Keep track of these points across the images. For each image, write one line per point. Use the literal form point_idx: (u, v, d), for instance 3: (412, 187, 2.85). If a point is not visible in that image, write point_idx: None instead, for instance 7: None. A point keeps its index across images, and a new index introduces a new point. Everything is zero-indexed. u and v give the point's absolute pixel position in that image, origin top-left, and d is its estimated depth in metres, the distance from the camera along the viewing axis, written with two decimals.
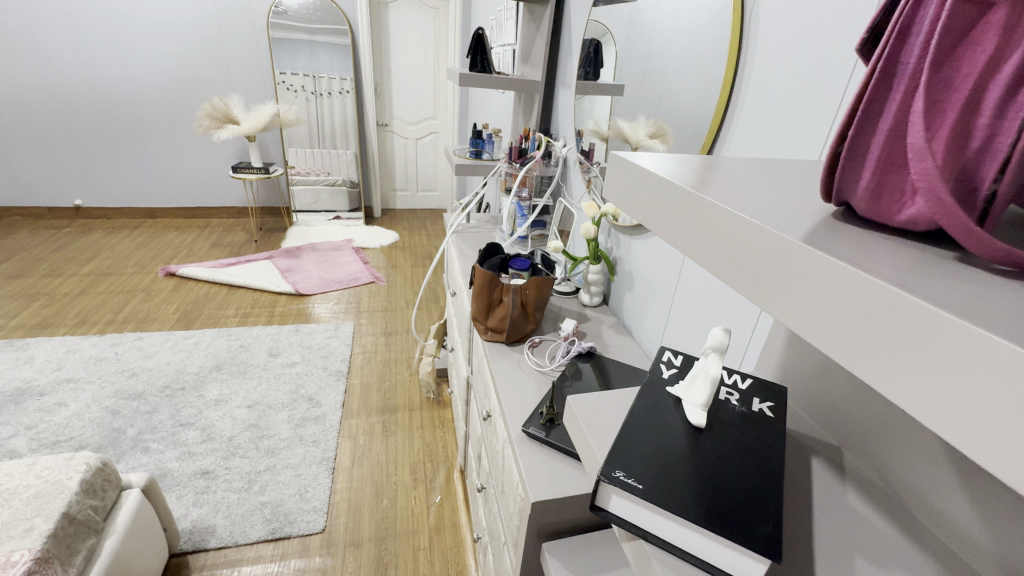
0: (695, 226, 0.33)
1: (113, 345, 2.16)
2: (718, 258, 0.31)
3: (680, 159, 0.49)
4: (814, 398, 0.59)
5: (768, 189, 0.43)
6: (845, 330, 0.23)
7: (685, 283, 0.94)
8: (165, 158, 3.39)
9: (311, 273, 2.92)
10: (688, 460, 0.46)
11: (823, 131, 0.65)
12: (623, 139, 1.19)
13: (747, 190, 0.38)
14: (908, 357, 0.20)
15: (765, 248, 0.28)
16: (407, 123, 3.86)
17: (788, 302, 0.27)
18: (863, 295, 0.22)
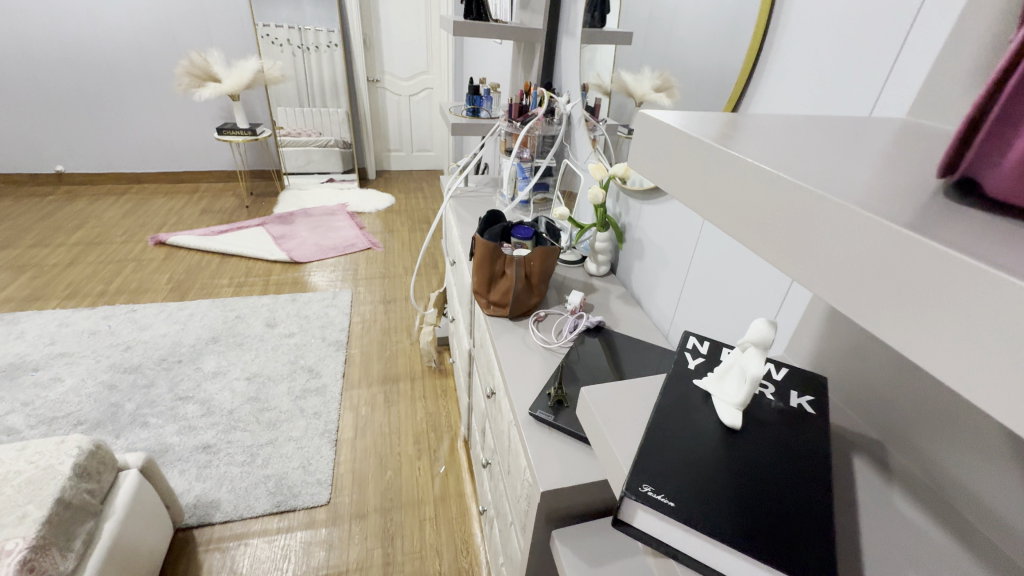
0: (698, 177, 0.29)
1: (106, 318, 2.11)
2: (753, 229, 0.26)
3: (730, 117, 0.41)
4: (854, 382, 0.54)
5: (812, 145, 0.37)
6: (923, 323, 0.18)
7: (703, 254, 0.87)
8: (147, 120, 3.23)
9: (305, 239, 2.83)
10: (721, 464, 0.41)
11: (877, 83, 0.56)
12: (626, 94, 1.09)
13: (771, 140, 0.33)
14: (933, 316, 0.18)
15: (776, 198, 0.25)
16: (399, 79, 3.66)
17: (842, 286, 0.21)
18: (887, 247, 0.19)
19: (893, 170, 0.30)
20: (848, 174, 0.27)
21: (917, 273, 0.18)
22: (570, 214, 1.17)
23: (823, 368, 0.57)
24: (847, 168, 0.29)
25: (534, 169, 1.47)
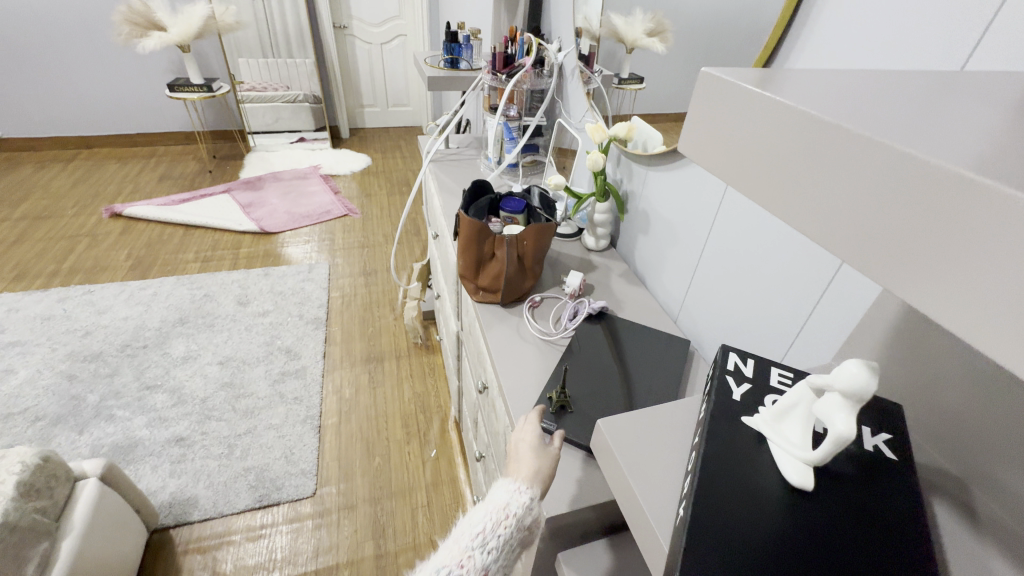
0: (718, 127, 0.27)
1: (60, 301, 1.94)
2: (767, 183, 0.25)
3: (853, 79, 0.30)
4: (932, 402, 0.44)
5: (887, 87, 0.30)
6: (933, 268, 0.17)
7: (721, 231, 0.76)
8: (89, 76, 2.91)
9: (276, 207, 2.64)
10: (792, 533, 0.32)
11: (973, 29, 0.43)
12: (617, 39, 0.95)
13: (827, 80, 0.29)
14: (957, 263, 0.16)
15: (793, 143, 0.23)
16: (369, 25, 3.33)
17: (850, 236, 0.21)
18: (923, 193, 0.18)
19: (975, 118, 0.26)
20: (909, 119, 0.23)
21: (949, 221, 0.17)
22: (566, 183, 1.04)
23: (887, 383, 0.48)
24: (908, 112, 0.25)
25: (522, 128, 1.32)
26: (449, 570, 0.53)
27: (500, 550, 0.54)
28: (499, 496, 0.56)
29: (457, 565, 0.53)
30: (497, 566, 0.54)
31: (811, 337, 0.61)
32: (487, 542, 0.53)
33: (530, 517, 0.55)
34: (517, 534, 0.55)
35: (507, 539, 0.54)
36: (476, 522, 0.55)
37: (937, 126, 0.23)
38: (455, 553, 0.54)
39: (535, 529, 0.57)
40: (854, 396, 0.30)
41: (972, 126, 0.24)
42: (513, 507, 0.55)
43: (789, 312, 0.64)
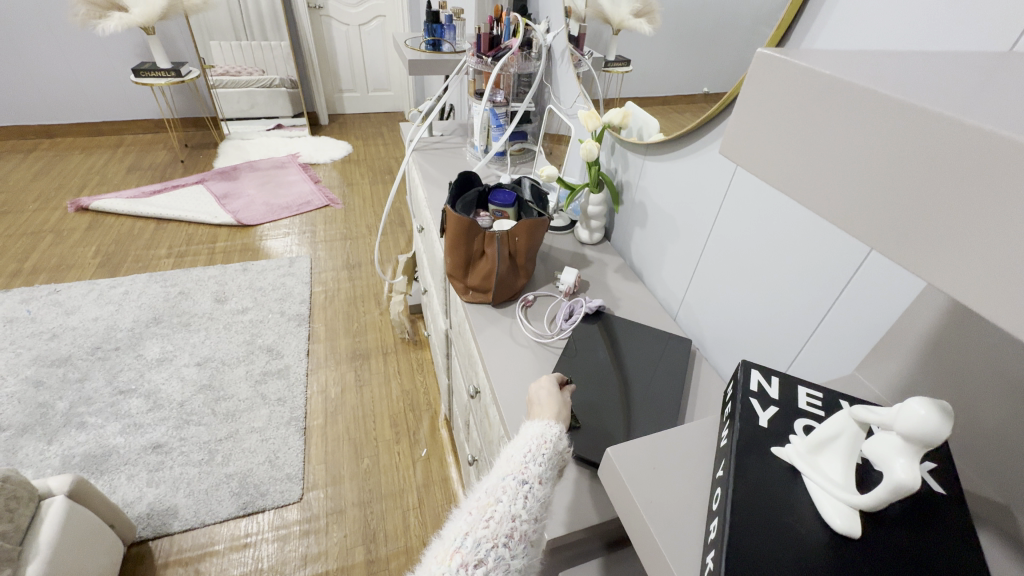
0: (746, 103, 0.25)
1: (24, 302, 1.84)
2: (798, 162, 0.23)
3: (909, 62, 0.26)
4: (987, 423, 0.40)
5: (929, 64, 0.27)
6: (960, 250, 0.17)
7: (727, 225, 0.72)
8: (46, 60, 2.73)
9: (254, 198, 2.54)
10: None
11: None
12: (602, 19, 0.90)
13: (869, 56, 0.26)
14: (997, 252, 0.15)
15: (835, 119, 0.21)
16: (346, 5, 3.18)
17: (877, 217, 0.20)
18: (966, 176, 0.16)
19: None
20: (963, 94, 0.21)
21: (996, 206, 0.15)
22: (558, 173, 0.98)
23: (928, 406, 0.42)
24: (979, 90, 0.22)
25: (509, 115, 1.26)
26: (512, 478, 0.48)
27: (553, 460, 0.51)
28: (531, 428, 0.53)
29: (519, 470, 0.49)
30: (554, 476, 0.51)
31: (828, 341, 0.57)
32: (541, 453, 0.50)
33: (564, 443, 0.53)
34: (558, 456, 0.52)
35: (555, 452, 0.51)
36: (520, 443, 0.51)
37: (1001, 100, 0.21)
38: (512, 462, 0.50)
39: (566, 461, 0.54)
40: (927, 442, 0.25)
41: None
42: (551, 431, 0.52)
43: (804, 312, 0.60)
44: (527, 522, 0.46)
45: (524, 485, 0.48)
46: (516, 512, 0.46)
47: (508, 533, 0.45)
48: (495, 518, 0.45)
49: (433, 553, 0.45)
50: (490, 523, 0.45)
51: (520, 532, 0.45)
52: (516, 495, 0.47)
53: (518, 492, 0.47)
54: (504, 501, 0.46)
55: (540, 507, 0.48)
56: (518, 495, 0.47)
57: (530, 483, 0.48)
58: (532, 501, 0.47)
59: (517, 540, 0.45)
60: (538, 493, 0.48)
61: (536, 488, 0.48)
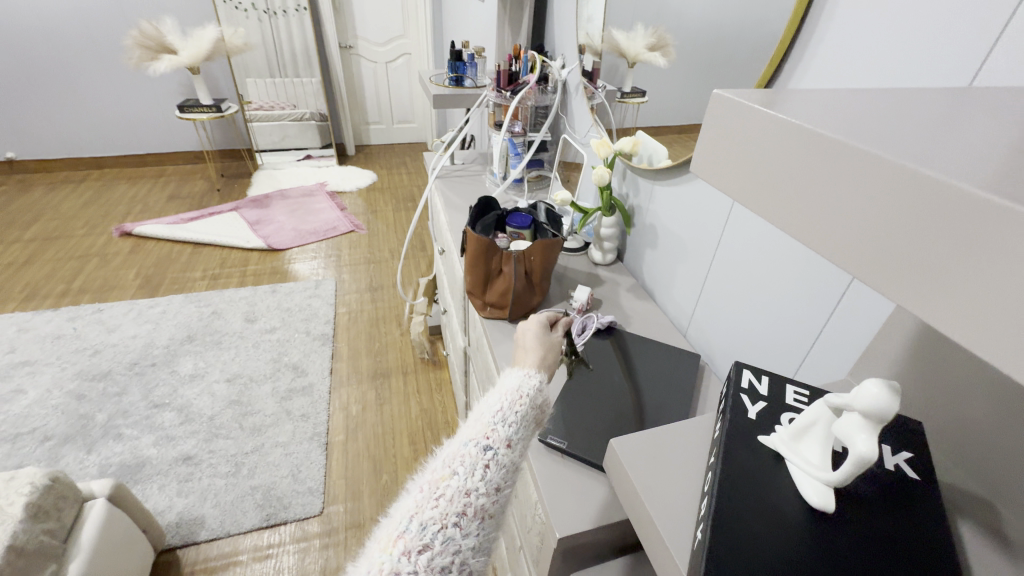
0: (727, 142, 0.26)
1: (71, 320, 1.96)
2: (783, 200, 0.23)
3: (862, 98, 0.30)
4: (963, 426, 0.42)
5: (893, 108, 0.30)
6: (948, 286, 0.16)
7: (731, 245, 0.76)
8: (101, 98, 2.96)
9: (283, 224, 2.67)
10: (815, 559, 0.31)
11: (980, 52, 0.43)
12: (619, 54, 0.97)
13: (832, 98, 0.28)
14: (983, 288, 0.14)
15: (810, 160, 0.22)
16: (374, 44, 3.39)
17: (865, 254, 0.19)
18: (945, 210, 0.16)
19: (993, 142, 0.24)
20: (925, 143, 0.22)
21: (978, 244, 0.15)
22: (572, 198, 1.04)
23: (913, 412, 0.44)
24: (932, 134, 0.24)
25: (527, 144, 1.34)
26: (474, 446, 0.49)
27: (523, 419, 0.53)
28: (509, 380, 0.56)
29: (483, 436, 0.50)
30: (522, 439, 0.52)
31: (827, 354, 0.60)
32: (511, 416, 0.52)
33: (542, 396, 0.56)
34: (534, 410, 0.55)
35: (526, 411, 0.53)
36: (492, 402, 0.53)
37: (956, 147, 0.22)
38: (477, 428, 0.51)
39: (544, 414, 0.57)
40: (880, 418, 0.29)
41: (984, 145, 0.23)
42: (527, 388, 0.55)
43: (804, 325, 0.63)
44: (484, 495, 0.47)
45: (485, 453, 0.49)
46: (471, 487, 0.47)
47: (460, 510, 0.45)
48: (446, 496, 0.46)
49: (379, 536, 0.45)
50: (440, 503, 0.45)
51: (473, 509, 0.46)
52: (475, 462, 0.48)
53: (477, 462, 0.48)
54: (459, 476, 0.47)
55: (504, 473, 0.49)
56: (475, 467, 0.48)
57: (493, 450, 0.49)
58: (491, 472, 0.48)
59: (471, 516, 0.46)
60: (501, 461, 0.49)
61: (500, 454, 0.49)
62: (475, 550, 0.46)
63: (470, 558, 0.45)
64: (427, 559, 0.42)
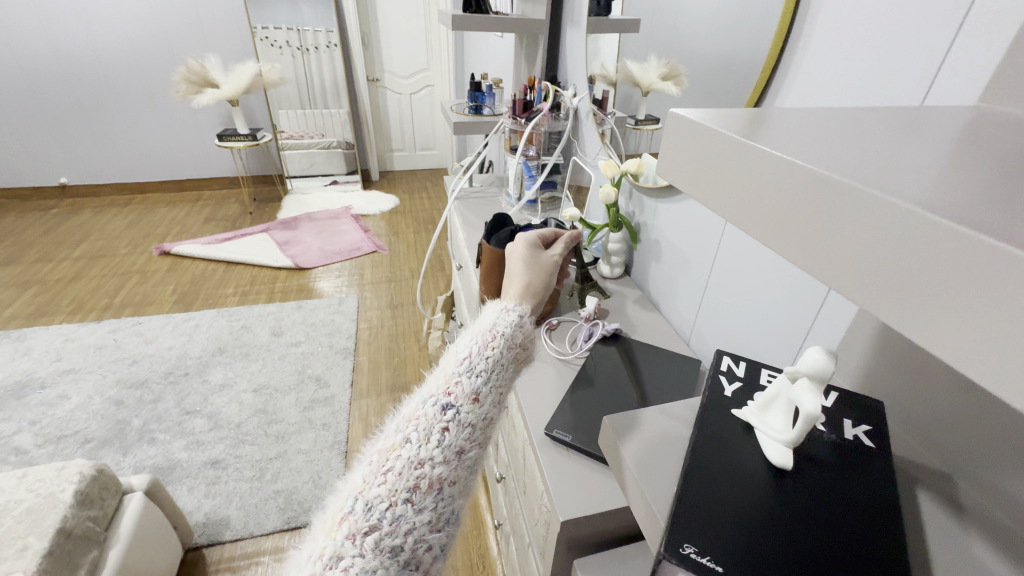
0: (706, 168, 0.27)
1: (112, 332, 2.08)
2: (766, 222, 0.23)
3: (811, 116, 0.34)
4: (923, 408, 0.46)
5: (844, 127, 0.33)
6: (935, 310, 0.16)
7: (727, 256, 0.81)
8: (148, 128, 3.20)
9: (310, 245, 2.80)
10: (769, 510, 0.35)
11: (928, 69, 0.50)
12: (632, 83, 1.04)
13: (789, 119, 0.32)
14: (987, 319, 0.14)
15: (784, 186, 0.22)
16: (399, 77, 3.59)
17: (850, 274, 0.19)
18: (941, 235, 0.16)
19: (926, 158, 0.26)
20: (875, 166, 0.23)
21: (980, 277, 0.14)
22: (581, 215, 1.11)
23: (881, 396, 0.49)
24: (878, 150, 0.27)
25: (540, 167, 1.43)
26: (432, 405, 0.48)
27: (490, 368, 0.53)
28: (488, 316, 0.60)
29: (443, 395, 0.49)
30: (488, 392, 0.52)
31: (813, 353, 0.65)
32: (477, 367, 0.52)
33: (515, 335, 0.59)
34: (506, 349, 0.57)
35: (497, 358, 0.55)
36: (462, 348, 0.54)
37: (908, 170, 0.24)
38: (438, 387, 0.51)
39: (519, 351, 0.60)
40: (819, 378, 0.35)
41: (922, 164, 0.25)
42: (501, 324, 0.58)
43: (792, 328, 0.68)
44: (440, 464, 0.46)
45: (444, 414, 0.48)
46: (425, 457, 0.45)
47: (413, 485, 0.44)
48: (395, 470, 0.44)
49: (322, 519, 0.43)
50: (389, 479, 0.43)
51: (427, 483, 0.44)
52: (432, 423, 0.47)
53: (433, 426, 0.47)
54: (412, 445, 0.45)
55: (465, 435, 0.49)
56: (431, 433, 0.47)
57: (453, 409, 0.49)
58: (450, 437, 0.47)
59: (425, 489, 0.44)
60: (462, 421, 0.49)
61: (461, 412, 0.49)
62: (432, 525, 0.44)
63: (426, 533, 0.43)
64: (373, 541, 0.40)
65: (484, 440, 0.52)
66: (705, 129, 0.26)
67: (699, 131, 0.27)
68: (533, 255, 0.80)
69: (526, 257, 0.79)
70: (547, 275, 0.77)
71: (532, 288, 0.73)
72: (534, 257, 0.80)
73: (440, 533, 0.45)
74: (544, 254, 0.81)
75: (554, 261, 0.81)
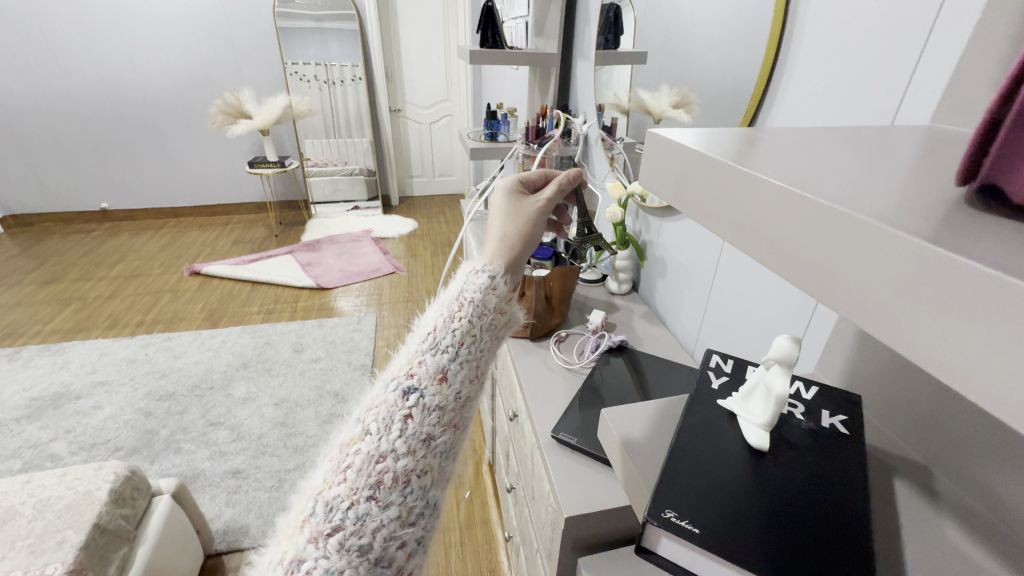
0: (707, 189, 0.28)
1: (144, 346, 2.19)
2: (765, 244, 0.25)
3: (786, 135, 0.39)
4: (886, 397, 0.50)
5: (814, 144, 0.37)
6: (927, 330, 0.17)
7: (727, 271, 0.85)
8: (184, 157, 3.40)
9: (331, 266, 2.91)
10: (750, 490, 0.39)
11: (897, 90, 0.55)
12: (645, 112, 1.07)
13: (768, 139, 0.36)
14: (983, 341, 0.15)
15: (780, 210, 0.24)
16: (420, 108, 3.75)
17: (848, 295, 0.21)
18: (907, 253, 0.18)
19: (878, 169, 0.30)
20: (852, 183, 0.26)
21: (973, 300, 0.16)
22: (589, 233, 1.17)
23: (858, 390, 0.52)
24: (841, 162, 0.30)
25: None
26: (394, 391, 0.47)
27: (458, 341, 0.51)
28: (456, 282, 0.56)
29: (405, 378, 0.48)
30: (456, 368, 0.50)
31: (806, 359, 0.68)
32: (442, 343, 0.50)
33: (487, 297, 0.55)
34: (478, 318, 0.53)
35: (466, 329, 0.52)
36: (428, 324, 0.52)
37: (872, 181, 0.27)
38: (401, 369, 0.49)
39: (494, 315, 0.55)
40: (789, 363, 0.40)
41: (880, 173, 0.29)
42: (469, 290, 0.54)
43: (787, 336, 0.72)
44: (404, 455, 0.45)
45: (405, 400, 0.46)
46: (387, 450, 0.44)
47: (375, 481, 0.43)
48: (355, 468, 0.43)
49: (290, 519, 0.43)
50: (350, 477, 0.43)
51: (391, 476, 0.44)
52: (392, 412, 0.46)
53: (394, 415, 0.45)
54: (372, 438, 0.44)
55: (432, 419, 0.47)
56: (393, 423, 0.45)
57: (416, 393, 0.47)
58: (413, 425, 0.46)
59: (390, 483, 0.44)
60: (426, 404, 0.47)
61: (425, 395, 0.47)
62: (402, 518, 0.44)
63: (396, 528, 0.43)
64: (337, 541, 0.40)
65: (459, 420, 0.51)
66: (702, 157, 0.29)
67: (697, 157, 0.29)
68: (513, 201, 0.65)
69: (504, 206, 0.64)
70: (530, 225, 0.63)
71: (506, 241, 0.61)
72: (515, 204, 0.64)
73: (414, 526, 0.45)
74: (529, 200, 0.65)
75: (541, 206, 0.64)
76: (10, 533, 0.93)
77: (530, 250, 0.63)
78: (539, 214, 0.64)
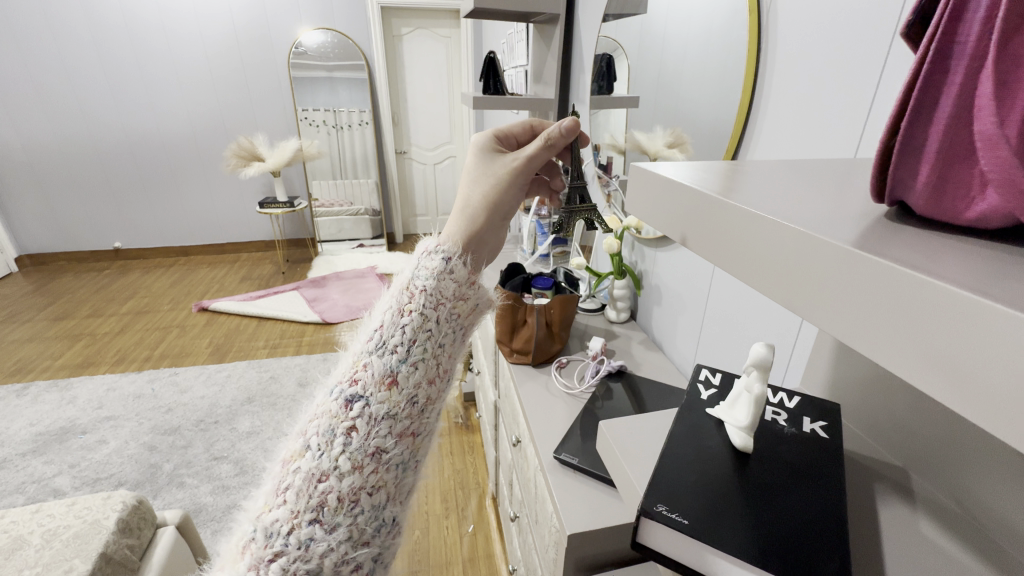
0: (711, 212, 0.30)
1: (150, 381, 2.21)
2: (757, 270, 0.27)
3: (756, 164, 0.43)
4: (860, 405, 0.53)
5: (776, 171, 0.43)
6: (928, 355, 0.18)
7: (718, 296, 0.90)
8: (196, 197, 3.52)
9: (336, 302, 2.96)
10: (735, 493, 0.41)
11: (857, 124, 0.61)
12: (641, 151, 1.14)
13: (741, 171, 0.40)
14: (989, 363, 0.16)
15: (772, 235, 0.25)
16: (425, 150, 3.88)
17: (838, 310, 0.22)
18: (891, 275, 0.19)
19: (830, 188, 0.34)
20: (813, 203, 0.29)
21: (974, 328, 0.16)
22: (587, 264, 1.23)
23: (838, 399, 0.56)
24: (797, 186, 0.35)
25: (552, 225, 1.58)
26: (339, 400, 0.47)
27: (408, 339, 0.49)
28: (409, 268, 0.55)
29: (349, 385, 0.47)
30: (408, 370, 0.49)
31: (794, 375, 0.72)
32: (390, 342, 0.49)
33: (439, 280, 0.53)
34: (429, 310, 0.51)
35: (417, 324, 0.50)
36: (375, 321, 0.51)
37: (820, 197, 0.31)
38: (347, 375, 0.48)
39: (451, 304, 0.53)
40: (763, 366, 0.45)
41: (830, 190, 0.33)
42: (421, 277, 0.53)
43: (777, 355, 0.76)
44: (348, 474, 0.44)
45: (348, 411, 0.46)
46: (329, 468, 0.44)
47: (318, 505, 0.43)
48: (295, 489, 0.43)
49: (234, 547, 0.45)
50: (290, 500, 0.43)
51: (335, 497, 0.43)
52: (334, 427, 0.45)
53: (336, 428, 0.45)
54: (313, 455, 0.44)
55: (382, 431, 0.46)
56: (335, 437, 0.45)
57: (360, 401, 0.46)
58: (358, 439, 0.45)
59: (335, 504, 0.43)
60: (373, 414, 0.46)
61: (371, 404, 0.46)
62: (354, 540, 0.44)
63: (347, 552, 0.43)
64: (279, 568, 0.41)
65: (419, 427, 0.50)
66: (697, 193, 0.31)
67: (696, 194, 0.31)
68: (486, 165, 0.63)
69: (475, 171, 0.63)
70: (501, 190, 0.61)
71: (470, 209, 0.59)
72: (486, 167, 0.62)
73: (369, 547, 0.45)
74: (503, 159, 0.63)
75: (516, 166, 0.61)
76: (19, 562, 0.93)
77: (503, 216, 0.62)
78: (511, 177, 0.61)
